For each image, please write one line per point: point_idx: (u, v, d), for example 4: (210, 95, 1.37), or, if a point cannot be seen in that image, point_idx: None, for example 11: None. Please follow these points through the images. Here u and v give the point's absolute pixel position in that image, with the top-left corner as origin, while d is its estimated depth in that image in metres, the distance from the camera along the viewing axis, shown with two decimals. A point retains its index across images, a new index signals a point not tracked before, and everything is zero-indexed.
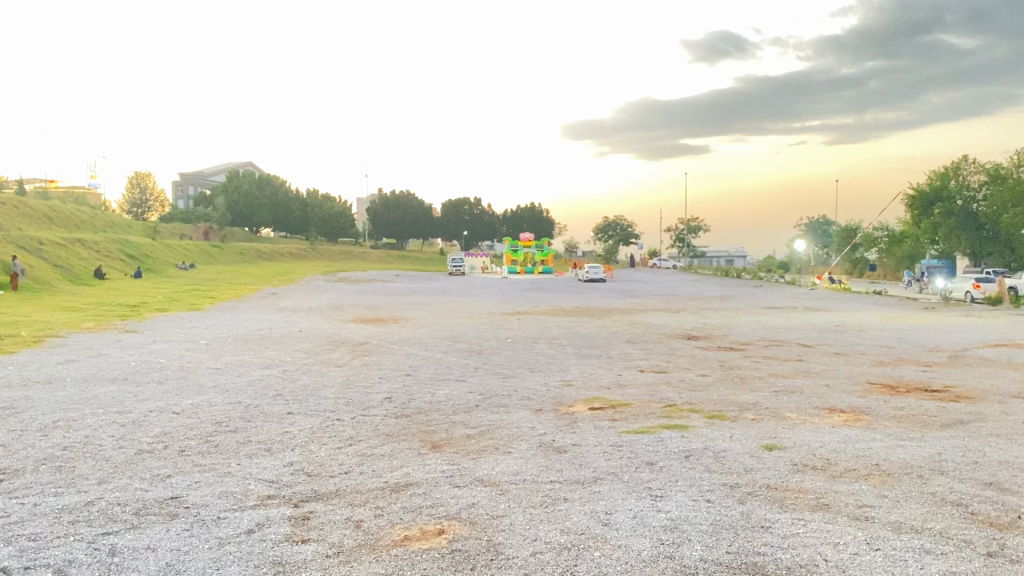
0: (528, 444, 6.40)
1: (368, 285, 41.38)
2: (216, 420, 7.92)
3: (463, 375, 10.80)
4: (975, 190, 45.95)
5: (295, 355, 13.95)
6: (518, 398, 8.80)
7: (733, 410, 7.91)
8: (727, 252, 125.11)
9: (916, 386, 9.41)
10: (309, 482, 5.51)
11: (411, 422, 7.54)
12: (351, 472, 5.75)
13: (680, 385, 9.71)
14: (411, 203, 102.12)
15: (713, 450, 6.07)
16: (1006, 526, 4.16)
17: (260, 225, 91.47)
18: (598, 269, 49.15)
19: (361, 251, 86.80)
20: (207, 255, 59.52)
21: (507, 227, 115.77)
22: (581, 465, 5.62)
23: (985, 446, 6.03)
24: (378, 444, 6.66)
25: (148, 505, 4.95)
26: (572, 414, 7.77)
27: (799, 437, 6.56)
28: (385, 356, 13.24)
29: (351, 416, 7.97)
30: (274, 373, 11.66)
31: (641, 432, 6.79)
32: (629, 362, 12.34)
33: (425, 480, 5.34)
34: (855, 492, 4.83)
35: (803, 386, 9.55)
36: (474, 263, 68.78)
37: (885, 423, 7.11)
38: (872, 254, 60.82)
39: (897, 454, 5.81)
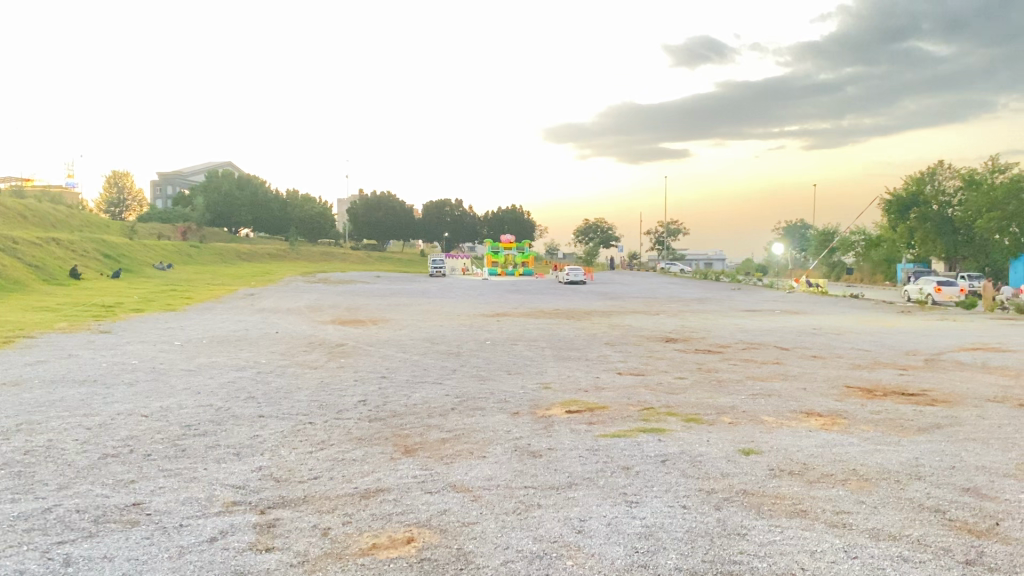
0: (503, 448, 6.29)
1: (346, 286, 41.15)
2: (185, 422, 7.76)
3: (439, 378, 10.66)
4: (951, 195, 46.45)
5: (270, 357, 13.78)
6: (494, 401, 8.69)
7: (710, 414, 7.85)
8: (705, 256, 125.61)
9: (892, 389, 9.42)
10: (277, 487, 5.38)
11: (385, 425, 7.42)
12: (321, 477, 5.61)
13: (657, 388, 9.65)
14: (392, 203, 101.56)
15: (690, 455, 5.98)
16: (986, 534, 4.10)
17: (240, 225, 90.70)
18: (580, 271, 49.12)
19: (340, 252, 86.22)
20: (185, 255, 58.87)
21: (488, 228, 115.57)
22: (557, 470, 5.52)
23: (963, 450, 6.01)
24: (350, 448, 6.52)
25: (107, 512, 4.79)
26: (548, 417, 7.68)
27: (777, 441, 6.52)
28: (362, 359, 13.07)
29: (323, 419, 7.83)
30: (248, 375, 11.48)
31: (618, 436, 6.70)
32: (608, 365, 12.27)
33: (396, 486, 5.23)
34: (832, 498, 4.76)
35: (782, 390, 9.53)
36: (455, 265, 68.54)
37: (863, 426, 7.08)
38: (849, 257, 61.30)
39: (874, 458, 5.76)
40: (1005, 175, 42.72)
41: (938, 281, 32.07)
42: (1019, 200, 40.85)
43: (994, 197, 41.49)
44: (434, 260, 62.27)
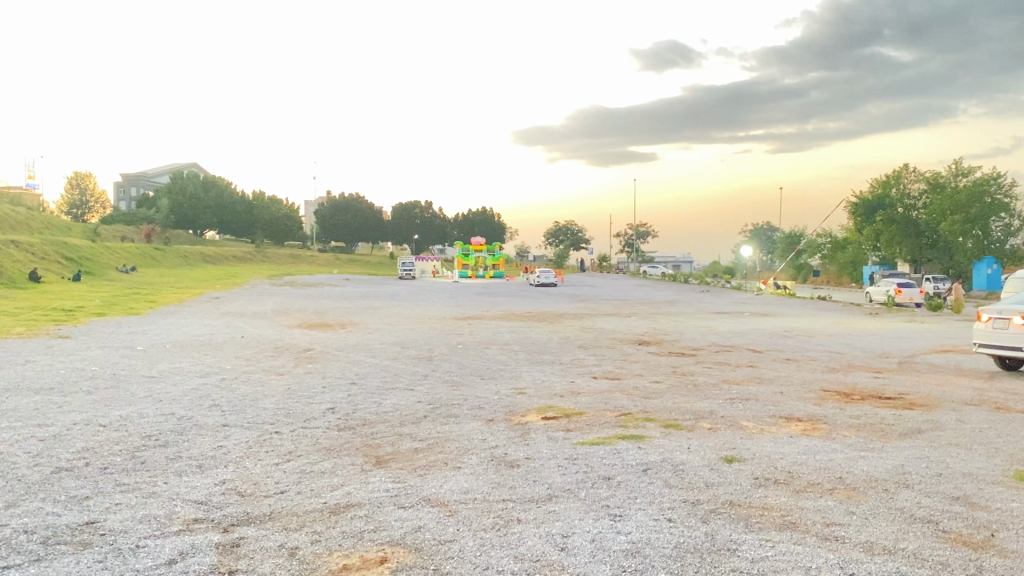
0: (478, 458, 6.07)
1: (315, 289, 40.63)
2: (144, 433, 7.43)
3: (411, 383, 10.41)
4: (915, 198, 47.18)
5: (235, 362, 13.40)
6: (467, 408, 8.46)
7: (689, 419, 7.70)
8: (673, 258, 126.26)
9: (869, 393, 9.36)
10: (241, 503, 5.10)
11: (355, 435, 7.14)
12: (287, 491, 5.34)
13: (634, 393, 9.48)
14: (360, 204, 100.93)
15: (671, 463, 5.81)
16: (981, 546, 3.97)
17: (205, 227, 89.27)
18: (551, 273, 49.08)
19: (308, 254, 85.19)
20: (149, 257, 57.72)
21: (458, 230, 115.10)
22: (536, 481, 5.31)
23: (946, 457, 5.90)
24: (319, 459, 6.26)
25: (58, 532, 4.48)
26: (523, 424, 7.46)
27: (759, 448, 6.37)
28: (330, 364, 12.74)
29: (291, 428, 7.55)
30: (211, 381, 11.11)
31: (597, 444, 6.51)
32: (582, 368, 12.09)
33: (368, 501, 4.98)
34: (822, 510, 4.60)
35: (759, 394, 9.41)
36: (424, 267, 67.91)
37: (844, 432, 6.97)
38: (816, 259, 62.02)
39: (859, 466, 5.63)
40: (968, 178, 43.34)
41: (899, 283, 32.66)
42: (982, 203, 41.51)
43: (958, 200, 42.11)
44: (403, 262, 61.78)
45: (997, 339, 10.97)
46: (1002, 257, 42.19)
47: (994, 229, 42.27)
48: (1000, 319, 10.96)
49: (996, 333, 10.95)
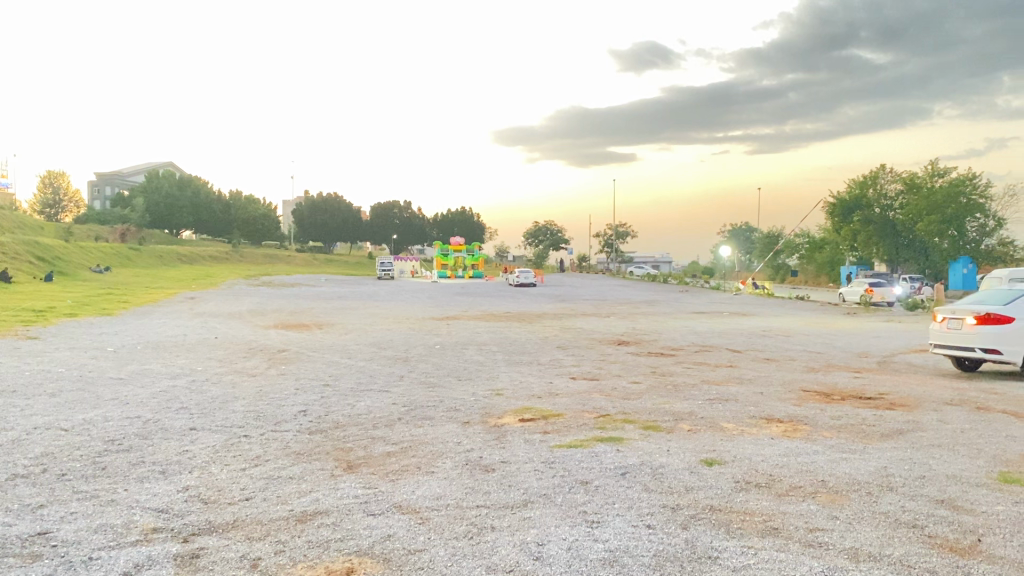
0: (453, 462, 5.90)
1: (293, 288, 40.22)
2: (107, 437, 7.17)
3: (386, 385, 10.20)
4: (892, 199, 47.62)
5: (207, 364, 13.11)
6: (443, 409, 8.27)
7: (668, 421, 7.56)
8: (652, 258, 126.93)
9: (850, 393, 9.29)
10: (204, 511, 4.88)
11: (326, 439, 6.94)
12: (253, 498, 5.13)
13: (613, 394, 9.34)
14: (339, 204, 100.31)
15: (651, 466, 5.65)
16: (968, 552, 3.86)
17: (181, 226, 88.23)
18: (530, 273, 48.98)
19: (286, 254, 84.47)
20: (123, 257, 56.91)
21: (437, 230, 114.59)
22: (512, 486, 5.14)
23: (930, 458, 5.80)
24: (288, 464, 6.06)
25: (6, 544, 4.25)
26: (500, 427, 7.29)
27: (740, 450, 6.24)
28: (304, 366, 12.51)
29: (260, 432, 7.33)
30: (182, 383, 10.83)
31: (574, 447, 6.34)
32: (561, 369, 11.96)
33: (336, 508, 4.78)
34: (805, 515, 4.47)
35: (738, 394, 9.31)
36: (404, 267, 67.50)
37: (825, 433, 6.86)
38: (794, 260, 62.46)
39: (842, 468, 5.51)
40: (944, 179, 43.71)
41: (871, 283, 33.17)
42: (957, 203, 41.91)
43: (933, 201, 42.55)
44: (382, 262, 61.33)
45: (951, 340, 10.89)
46: (977, 257, 42.64)
47: (969, 229, 42.71)
48: (954, 320, 10.89)
49: (950, 334, 10.88)
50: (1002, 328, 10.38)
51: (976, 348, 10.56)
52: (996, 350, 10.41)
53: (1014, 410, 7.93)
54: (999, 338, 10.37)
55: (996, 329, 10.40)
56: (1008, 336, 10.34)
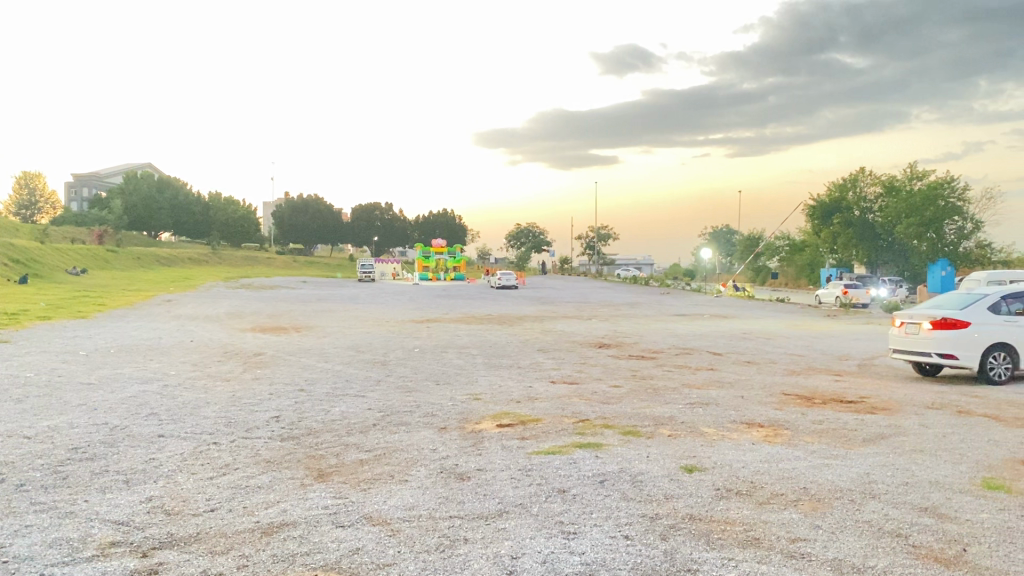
0: (427, 469, 5.75)
1: (270, 291, 39.76)
2: (72, 445, 6.94)
3: (363, 389, 10.01)
4: (871, 202, 47.91)
5: (180, 368, 12.84)
6: (420, 415, 8.11)
7: (648, 425, 7.43)
8: (634, 261, 127.15)
9: (830, 397, 9.21)
10: (166, 523, 4.69)
11: (298, 446, 6.76)
12: (218, 509, 4.94)
13: (593, 398, 9.21)
14: (319, 205, 99.61)
15: (630, 473, 5.53)
16: (954, 563, 3.75)
17: (160, 228, 87.22)
18: (512, 275, 48.79)
19: (266, 256, 83.68)
20: (100, 259, 56.13)
21: (419, 232, 114.09)
22: (486, 495, 4.99)
23: (912, 464, 5.71)
24: (257, 472, 5.87)
25: None
26: (477, 433, 7.14)
27: (720, 456, 6.13)
28: (279, 370, 12.27)
29: (230, 439, 7.13)
30: (153, 388, 10.57)
31: (551, 453, 6.20)
32: (540, 373, 11.81)
33: (304, 520, 4.61)
34: (788, 524, 4.36)
35: (718, 398, 9.21)
36: (385, 269, 67.07)
37: (807, 438, 6.76)
38: (774, 262, 62.74)
39: (823, 475, 5.41)
40: (922, 182, 44.06)
41: (846, 284, 33.72)
42: (936, 206, 42.23)
43: (912, 203, 42.86)
44: (363, 264, 60.86)
45: (909, 345, 10.77)
46: (955, 259, 42.94)
47: (947, 232, 43.06)
48: (912, 324, 10.79)
49: (908, 338, 10.77)
50: (958, 333, 10.30)
51: (933, 354, 10.45)
52: (953, 355, 10.32)
53: (994, 413, 7.87)
54: (956, 342, 10.29)
55: (953, 334, 10.31)
56: (964, 340, 10.25)
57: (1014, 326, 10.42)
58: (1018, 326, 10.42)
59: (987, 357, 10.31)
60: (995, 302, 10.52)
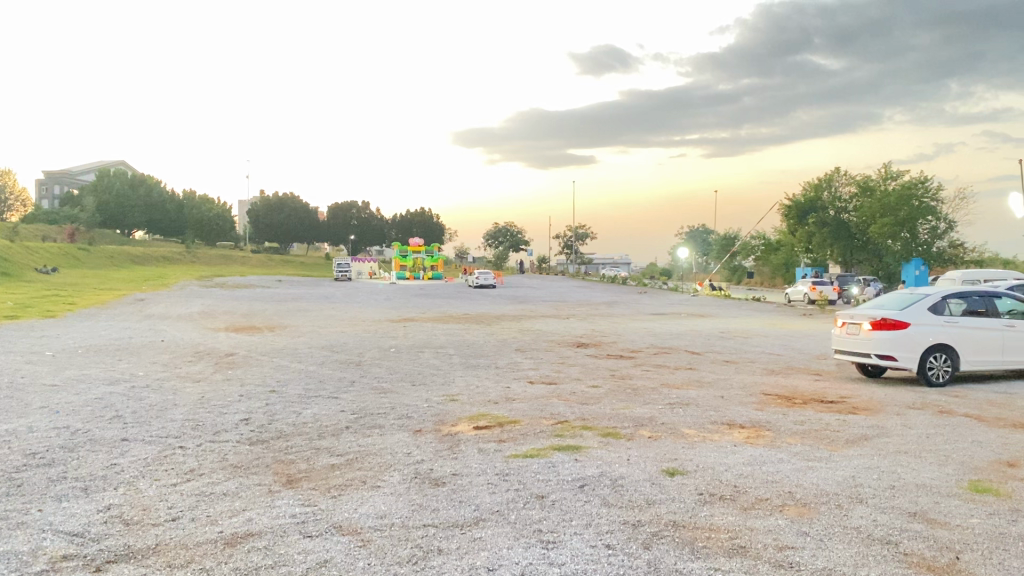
0: (401, 474, 5.55)
1: (244, 291, 39.19)
2: (29, 450, 6.65)
3: (336, 391, 9.76)
4: (846, 201, 48.22)
5: (148, 369, 12.50)
6: (395, 417, 7.89)
7: (628, 427, 7.28)
8: (612, 261, 127.33)
9: (812, 397, 9.12)
10: (124, 534, 4.44)
11: (267, 450, 6.52)
12: (180, 519, 4.71)
13: (571, 399, 9.04)
14: (295, 203, 98.62)
15: (611, 477, 5.36)
16: (948, 571, 3.62)
17: (132, 226, 85.84)
18: (490, 274, 48.57)
19: (242, 254, 82.69)
20: (71, 258, 55.06)
21: (396, 231, 113.36)
22: (462, 502, 4.79)
23: (897, 466, 5.60)
24: (223, 479, 5.63)
25: None
26: (453, 435, 6.95)
27: (702, 458, 5.98)
28: (250, 371, 11.97)
29: (197, 443, 6.88)
30: (120, 390, 10.25)
31: (529, 457, 6.02)
32: (518, 373, 11.61)
33: (270, 529, 4.39)
34: (774, 530, 4.21)
35: (699, 398, 9.07)
36: (362, 268, 66.50)
37: (790, 439, 6.64)
38: (750, 261, 63.05)
39: (808, 478, 5.27)
40: (897, 181, 44.40)
41: (812, 280, 34.37)
42: (910, 206, 42.56)
43: (886, 204, 43.18)
44: (339, 263, 60.30)
45: (851, 346, 10.66)
46: (929, 259, 43.31)
47: (921, 231, 43.44)
48: (853, 324, 10.69)
49: (849, 339, 10.66)
50: (897, 333, 10.15)
51: (873, 354, 10.32)
52: (891, 355, 10.17)
53: (977, 413, 7.80)
54: (895, 343, 10.14)
55: (892, 334, 10.17)
56: (902, 341, 10.10)
57: (956, 327, 10.26)
58: (959, 327, 10.27)
59: (926, 358, 10.15)
60: (936, 302, 10.38)
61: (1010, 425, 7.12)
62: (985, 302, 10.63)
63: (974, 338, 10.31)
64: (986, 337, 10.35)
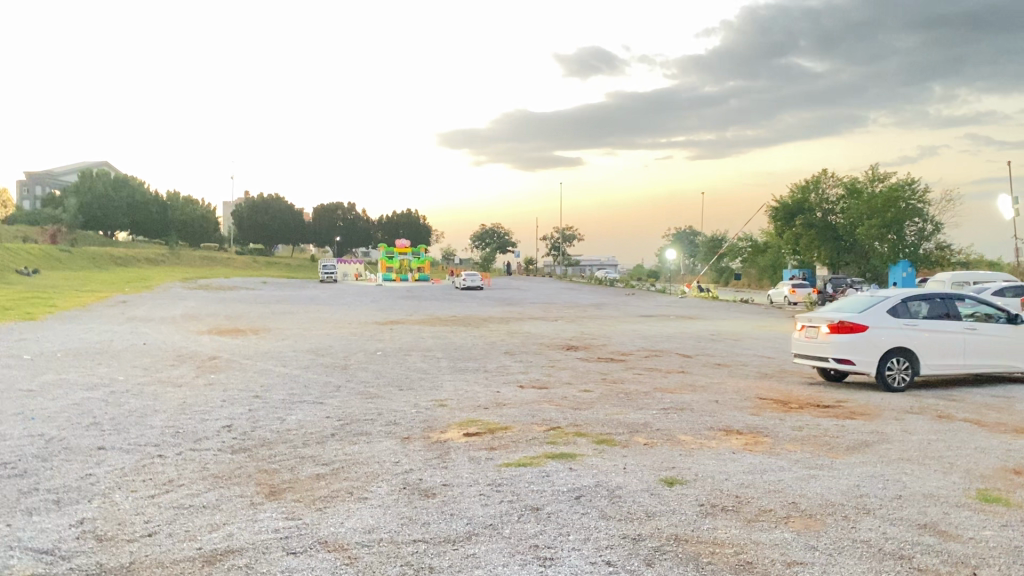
0: (389, 485, 5.33)
1: (228, 293, 38.84)
2: (2, 460, 6.38)
3: (322, 396, 9.52)
4: (833, 203, 48.29)
5: (129, 373, 12.20)
6: (382, 424, 7.65)
7: (623, 434, 7.08)
8: (600, 262, 127.34)
9: (807, 401, 8.97)
10: (96, 551, 4.19)
11: (250, 459, 6.29)
12: (156, 534, 4.47)
13: (563, 404, 8.84)
14: (279, 204, 97.95)
15: (607, 487, 5.16)
16: None
17: (116, 228, 85.08)
18: (477, 275, 48.36)
19: (227, 257, 82.10)
20: (53, 260, 54.42)
21: (382, 233, 112.86)
22: (453, 515, 4.58)
23: (902, 474, 5.43)
24: (203, 490, 5.39)
25: None
26: (442, 443, 6.75)
27: (700, 466, 5.79)
28: (234, 375, 11.70)
29: (177, 451, 6.64)
30: (99, 395, 9.97)
31: (522, 465, 5.82)
32: (507, 377, 11.39)
33: (251, 545, 4.17)
34: (781, 544, 4.03)
35: (693, 403, 8.89)
36: (348, 270, 66.09)
37: (788, 446, 6.46)
38: (737, 263, 63.16)
39: (812, 488, 5.08)
40: (884, 183, 44.52)
41: (793, 284, 34.66)
42: (897, 208, 42.70)
43: (874, 205, 43.26)
44: (325, 266, 59.91)
45: (810, 349, 10.52)
46: (916, 261, 43.44)
47: (908, 233, 43.60)
48: (812, 328, 10.55)
49: (808, 343, 10.52)
50: (854, 337, 10.01)
51: (831, 358, 10.18)
52: (849, 360, 10.04)
53: (976, 418, 7.65)
54: (852, 346, 10.00)
55: (849, 338, 10.04)
56: (859, 344, 9.96)
57: (915, 330, 10.10)
58: (919, 329, 10.11)
59: (884, 362, 9.99)
60: (895, 305, 10.23)
61: (1010, 431, 6.98)
62: (947, 305, 10.46)
63: (934, 341, 10.14)
64: (946, 339, 10.18)
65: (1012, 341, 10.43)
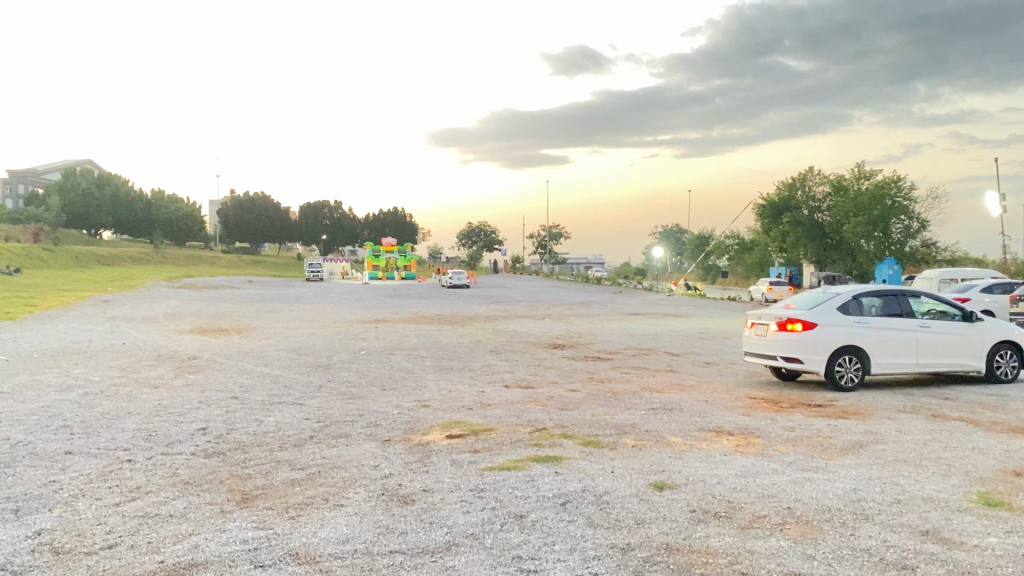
0: (366, 491, 5.10)
1: (212, 292, 38.22)
2: None
3: (302, 397, 9.26)
4: (819, 200, 48.25)
5: (104, 374, 11.85)
6: (362, 426, 7.40)
7: (610, 435, 6.87)
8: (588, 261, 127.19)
9: (798, 400, 8.80)
10: (50, 566, 3.93)
11: (223, 463, 6.04)
12: (117, 546, 4.22)
13: (548, 404, 8.61)
14: (264, 203, 97.10)
15: (594, 493, 4.94)
16: None
17: (99, 226, 84.07)
18: (463, 274, 48.00)
19: (211, 255, 81.35)
20: (34, 259, 53.64)
21: (368, 231, 112.17)
22: (433, 523, 4.36)
23: (900, 477, 5.24)
24: (171, 497, 5.14)
25: None
26: (423, 445, 6.52)
27: (690, 469, 5.58)
28: (213, 375, 11.40)
29: (147, 456, 6.37)
30: (71, 397, 9.65)
31: (506, 469, 5.60)
32: (492, 376, 11.16)
33: (218, 558, 3.93)
34: (777, 554, 3.82)
35: (682, 402, 8.69)
36: (333, 268, 65.63)
37: (781, 447, 6.27)
38: (725, 261, 63.11)
39: (808, 492, 4.89)
40: (870, 181, 44.53)
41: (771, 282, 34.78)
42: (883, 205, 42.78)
43: (861, 202, 43.30)
44: (311, 264, 59.38)
45: (760, 347, 10.37)
46: (902, 258, 43.56)
47: (894, 231, 43.72)
48: (762, 325, 10.39)
49: (758, 341, 10.35)
50: (803, 335, 9.84)
51: (779, 357, 10.01)
52: (797, 358, 9.87)
53: (970, 416, 7.51)
54: (800, 345, 9.83)
55: (797, 337, 9.86)
56: (809, 343, 9.78)
57: (866, 328, 9.91)
58: (869, 328, 9.92)
59: (834, 361, 9.83)
60: (845, 303, 10.04)
61: (1005, 430, 6.81)
62: (900, 302, 10.26)
63: (885, 339, 9.95)
64: (899, 338, 10.00)
65: (967, 339, 10.24)
